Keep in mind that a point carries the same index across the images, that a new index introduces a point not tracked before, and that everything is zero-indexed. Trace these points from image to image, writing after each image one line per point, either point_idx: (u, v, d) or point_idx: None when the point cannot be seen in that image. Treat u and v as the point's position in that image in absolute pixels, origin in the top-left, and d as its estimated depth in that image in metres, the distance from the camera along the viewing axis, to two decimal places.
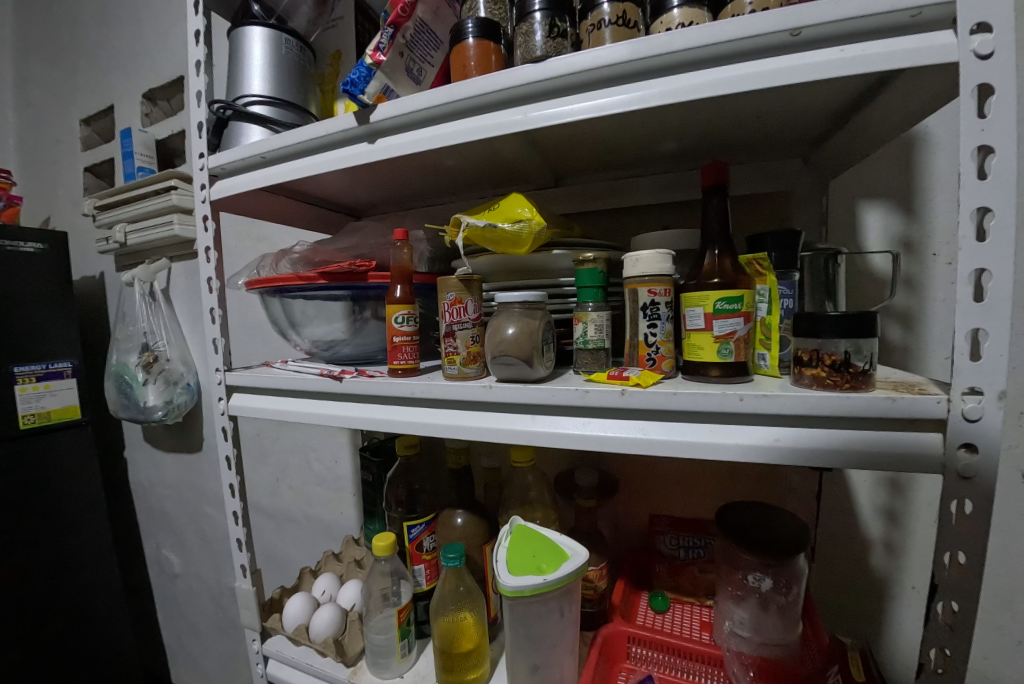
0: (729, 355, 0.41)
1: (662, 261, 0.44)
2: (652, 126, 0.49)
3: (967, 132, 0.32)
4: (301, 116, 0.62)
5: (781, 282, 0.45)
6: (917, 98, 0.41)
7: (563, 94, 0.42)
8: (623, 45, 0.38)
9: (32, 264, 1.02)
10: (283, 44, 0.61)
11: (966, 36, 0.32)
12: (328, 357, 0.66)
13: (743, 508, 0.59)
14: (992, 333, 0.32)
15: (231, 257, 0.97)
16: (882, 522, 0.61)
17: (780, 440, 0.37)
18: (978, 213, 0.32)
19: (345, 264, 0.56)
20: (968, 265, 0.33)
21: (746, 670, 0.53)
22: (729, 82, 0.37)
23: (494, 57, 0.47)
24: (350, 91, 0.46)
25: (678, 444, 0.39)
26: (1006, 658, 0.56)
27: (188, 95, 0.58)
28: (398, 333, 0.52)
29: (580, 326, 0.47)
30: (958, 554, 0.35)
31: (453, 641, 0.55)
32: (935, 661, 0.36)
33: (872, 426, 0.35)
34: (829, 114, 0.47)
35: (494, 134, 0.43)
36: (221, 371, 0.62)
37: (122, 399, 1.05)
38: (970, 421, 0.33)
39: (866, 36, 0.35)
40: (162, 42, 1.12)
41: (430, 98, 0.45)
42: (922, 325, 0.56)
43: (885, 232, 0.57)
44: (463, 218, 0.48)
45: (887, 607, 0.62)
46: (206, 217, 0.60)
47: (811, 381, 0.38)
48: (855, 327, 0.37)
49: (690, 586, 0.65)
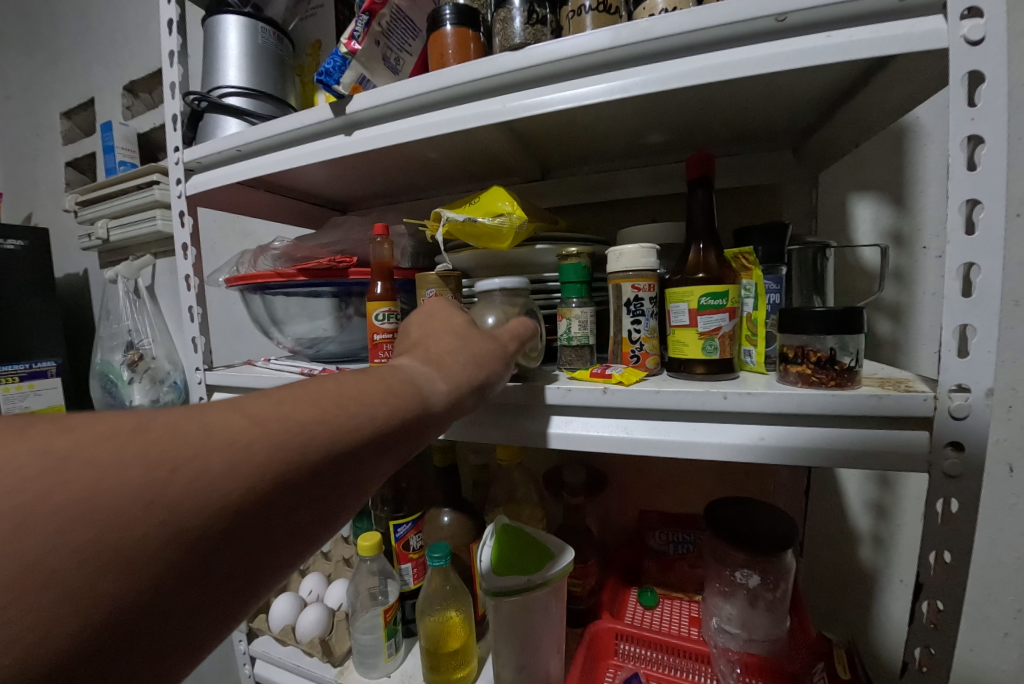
0: (714, 351, 0.40)
1: (646, 256, 0.43)
2: (637, 116, 0.47)
3: (957, 122, 0.31)
4: (280, 107, 0.60)
5: (768, 277, 0.44)
6: (907, 88, 0.40)
7: (543, 84, 0.41)
8: (604, 31, 0.37)
9: (13, 262, 1.00)
10: (259, 34, 0.59)
11: (956, 21, 0.31)
12: (312, 355, 0.65)
13: (734, 504, 0.59)
14: (980, 329, 0.31)
15: (215, 253, 0.95)
16: (870, 516, 0.61)
17: (764, 439, 0.36)
18: (967, 206, 0.32)
19: (325, 259, 0.54)
20: (956, 259, 0.32)
21: (733, 666, 0.53)
22: (713, 70, 0.35)
23: (472, 45, 0.46)
24: (324, 82, 0.45)
25: (660, 442, 0.38)
26: (993, 650, 0.56)
27: (162, 86, 0.56)
28: (379, 330, 0.51)
29: (563, 322, 0.46)
30: (943, 553, 0.34)
31: (439, 641, 0.54)
32: (920, 659, 0.36)
33: (852, 424, 0.35)
34: (818, 103, 0.46)
35: (473, 126, 0.42)
36: (202, 370, 0.61)
37: (107, 398, 1.03)
38: (956, 419, 0.32)
39: (851, 22, 0.33)
40: (141, 32, 1.09)
41: (407, 87, 0.43)
42: (911, 319, 0.55)
43: (874, 225, 0.57)
44: (443, 211, 0.47)
45: (875, 600, 0.61)
46: (183, 212, 0.58)
47: (797, 378, 0.38)
48: (843, 321, 0.36)
49: (679, 581, 0.65)
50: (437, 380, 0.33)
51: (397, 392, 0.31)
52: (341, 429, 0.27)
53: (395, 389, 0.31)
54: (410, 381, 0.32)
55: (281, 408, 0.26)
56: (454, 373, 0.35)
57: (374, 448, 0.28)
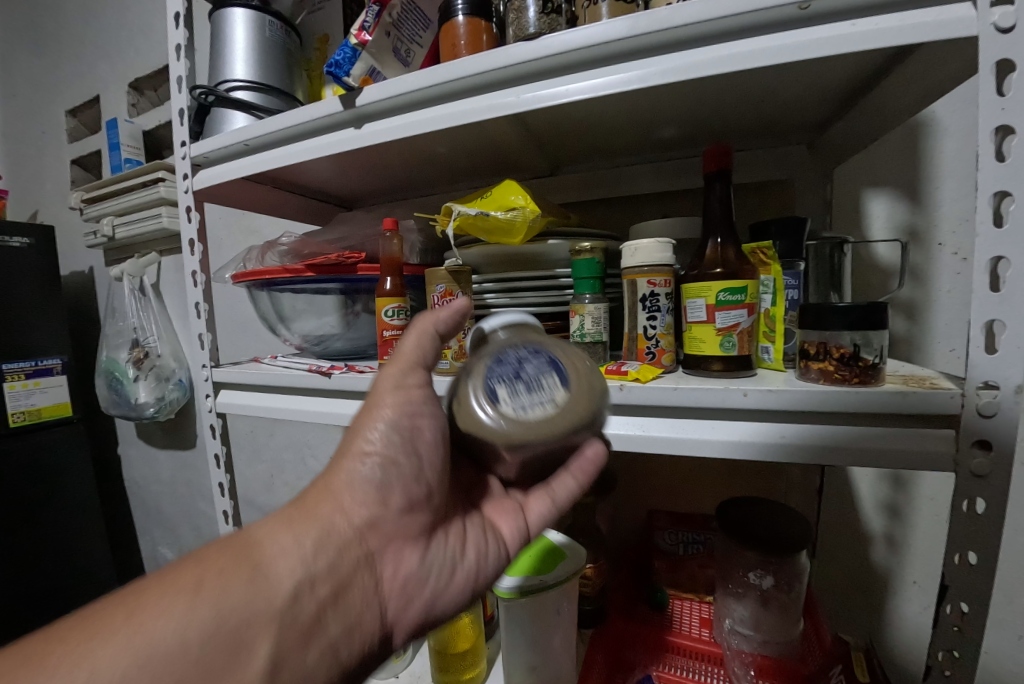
0: (732, 348, 0.39)
1: (662, 250, 0.42)
2: (651, 110, 0.47)
3: (986, 111, 0.30)
4: (287, 102, 0.60)
5: (786, 272, 0.43)
6: (928, 79, 0.39)
7: (558, 75, 0.40)
8: (621, 20, 0.36)
9: (20, 260, 0.99)
10: (266, 27, 0.58)
11: (986, 8, 0.30)
12: (319, 353, 0.64)
13: (745, 504, 0.58)
14: (1009, 324, 0.31)
15: (221, 251, 0.95)
16: (883, 515, 0.60)
17: (784, 437, 0.35)
18: (996, 197, 0.31)
19: (333, 256, 0.53)
20: (984, 253, 0.31)
21: (747, 668, 0.52)
22: (732, 60, 0.35)
23: (485, 36, 0.45)
24: (334, 73, 0.44)
25: (677, 441, 0.38)
26: (1007, 652, 0.56)
27: (168, 80, 0.55)
28: (388, 327, 0.50)
29: (576, 319, 0.45)
30: (969, 554, 0.33)
31: (448, 642, 0.54)
32: (943, 663, 0.35)
33: (875, 422, 0.34)
34: (836, 96, 0.45)
35: (485, 118, 0.41)
36: (208, 367, 0.60)
37: (113, 396, 1.03)
38: (984, 417, 0.31)
39: (877, 10, 0.33)
40: (147, 29, 1.09)
41: (418, 79, 0.43)
42: (927, 316, 0.54)
43: (888, 221, 0.56)
44: (454, 205, 0.46)
45: (887, 601, 0.60)
46: (190, 208, 0.58)
47: (819, 375, 0.37)
48: (864, 319, 0.36)
49: (689, 582, 0.64)
50: (289, 541, 0.33)
51: (233, 567, 0.32)
52: (180, 626, 0.29)
53: (227, 561, 0.32)
54: (256, 549, 0.33)
55: (141, 607, 0.29)
56: (310, 521, 0.34)
57: (213, 650, 0.29)
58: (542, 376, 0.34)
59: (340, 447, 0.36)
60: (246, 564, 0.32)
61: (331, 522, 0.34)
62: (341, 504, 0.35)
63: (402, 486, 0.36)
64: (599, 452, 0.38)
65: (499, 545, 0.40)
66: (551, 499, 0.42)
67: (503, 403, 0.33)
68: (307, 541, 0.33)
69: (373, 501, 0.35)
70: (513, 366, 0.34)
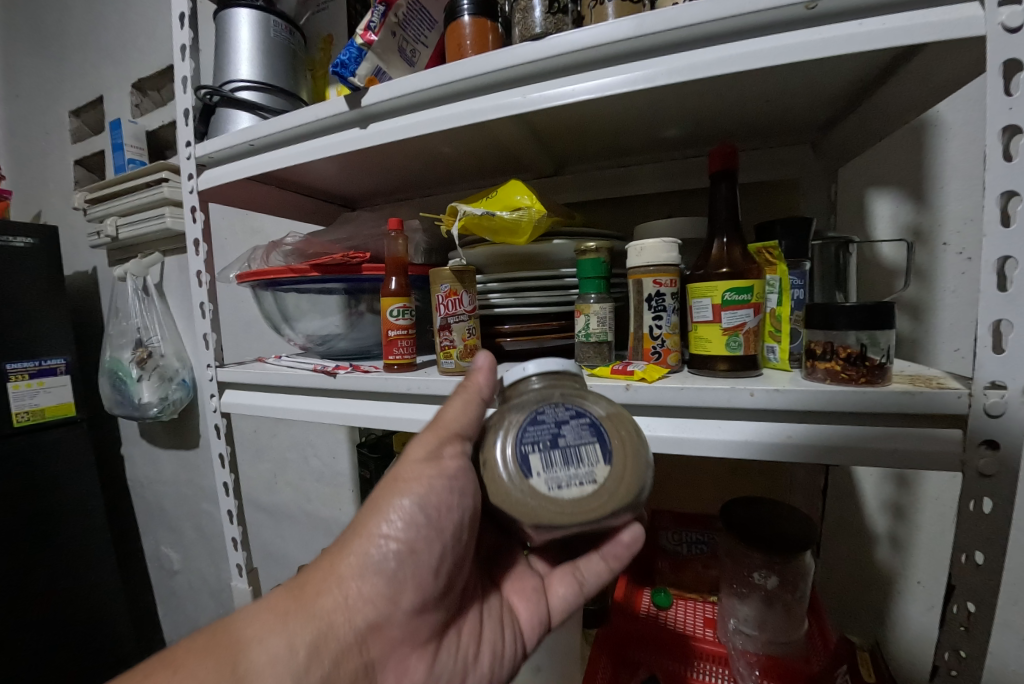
0: (738, 348, 0.39)
1: (668, 250, 0.42)
2: (656, 110, 0.47)
3: (994, 111, 0.30)
4: (291, 102, 0.60)
5: (792, 272, 0.43)
6: (935, 78, 0.39)
7: (564, 75, 0.40)
8: (627, 20, 0.36)
9: (25, 260, 1.00)
10: (271, 28, 0.58)
11: (993, 8, 0.30)
12: (323, 352, 0.65)
13: (750, 504, 0.58)
14: (1017, 324, 0.31)
15: (225, 251, 0.95)
16: (888, 517, 0.59)
17: (791, 437, 0.35)
18: (1004, 197, 0.31)
19: (338, 256, 0.53)
20: (992, 253, 0.31)
21: (752, 668, 0.52)
22: (738, 60, 0.35)
23: (490, 37, 0.45)
24: (339, 73, 0.44)
25: (683, 441, 0.38)
26: (1011, 652, 0.55)
27: (174, 81, 0.55)
28: (393, 327, 0.50)
29: (582, 319, 0.45)
30: (975, 554, 0.33)
31: None
32: (949, 663, 0.35)
33: (882, 422, 0.34)
34: (841, 96, 0.45)
35: (491, 118, 0.41)
36: (213, 367, 0.60)
37: (117, 396, 1.03)
38: (991, 417, 0.31)
39: (886, 9, 0.32)
40: (150, 29, 1.09)
41: (424, 79, 0.43)
42: (931, 316, 0.54)
43: (893, 221, 0.56)
44: (460, 205, 0.46)
45: (891, 601, 0.60)
46: (194, 208, 0.58)
47: (825, 374, 0.37)
48: (871, 319, 0.36)
49: (693, 582, 0.64)
50: (280, 644, 0.32)
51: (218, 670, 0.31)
52: None
53: (210, 654, 0.31)
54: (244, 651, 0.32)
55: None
56: (305, 623, 0.33)
57: None
58: (578, 449, 0.34)
59: (353, 531, 0.35)
60: (230, 667, 0.31)
61: (331, 624, 0.33)
62: (344, 601, 0.34)
63: (417, 589, 0.35)
64: (637, 538, 0.42)
65: (518, 635, 0.42)
66: (574, 584, 0.44)
67: (540, 473, 0.33)
68: (301, 645, 0.33)
69: (380, 602, 0.34)
70: (552, 436, 0.34)
